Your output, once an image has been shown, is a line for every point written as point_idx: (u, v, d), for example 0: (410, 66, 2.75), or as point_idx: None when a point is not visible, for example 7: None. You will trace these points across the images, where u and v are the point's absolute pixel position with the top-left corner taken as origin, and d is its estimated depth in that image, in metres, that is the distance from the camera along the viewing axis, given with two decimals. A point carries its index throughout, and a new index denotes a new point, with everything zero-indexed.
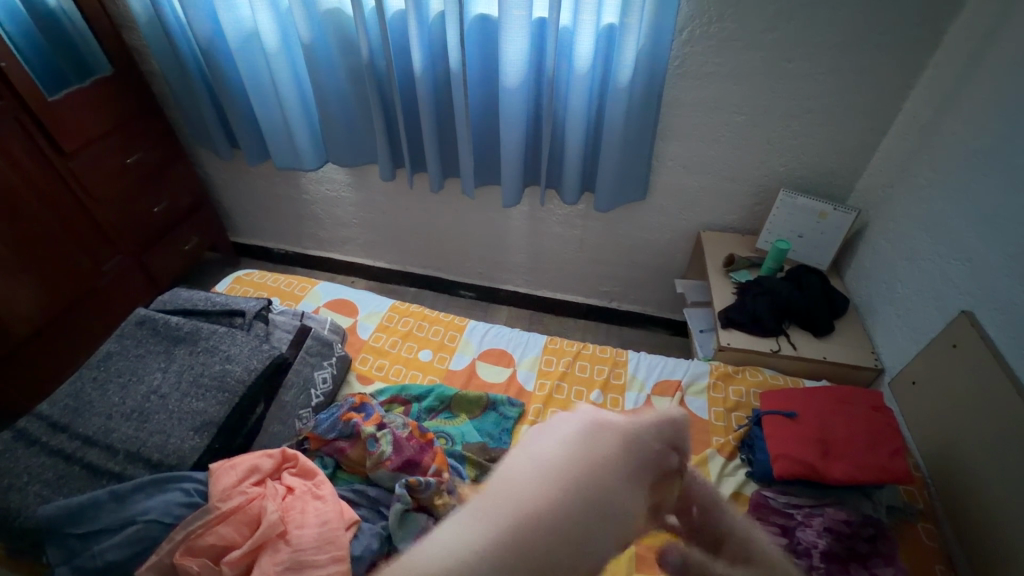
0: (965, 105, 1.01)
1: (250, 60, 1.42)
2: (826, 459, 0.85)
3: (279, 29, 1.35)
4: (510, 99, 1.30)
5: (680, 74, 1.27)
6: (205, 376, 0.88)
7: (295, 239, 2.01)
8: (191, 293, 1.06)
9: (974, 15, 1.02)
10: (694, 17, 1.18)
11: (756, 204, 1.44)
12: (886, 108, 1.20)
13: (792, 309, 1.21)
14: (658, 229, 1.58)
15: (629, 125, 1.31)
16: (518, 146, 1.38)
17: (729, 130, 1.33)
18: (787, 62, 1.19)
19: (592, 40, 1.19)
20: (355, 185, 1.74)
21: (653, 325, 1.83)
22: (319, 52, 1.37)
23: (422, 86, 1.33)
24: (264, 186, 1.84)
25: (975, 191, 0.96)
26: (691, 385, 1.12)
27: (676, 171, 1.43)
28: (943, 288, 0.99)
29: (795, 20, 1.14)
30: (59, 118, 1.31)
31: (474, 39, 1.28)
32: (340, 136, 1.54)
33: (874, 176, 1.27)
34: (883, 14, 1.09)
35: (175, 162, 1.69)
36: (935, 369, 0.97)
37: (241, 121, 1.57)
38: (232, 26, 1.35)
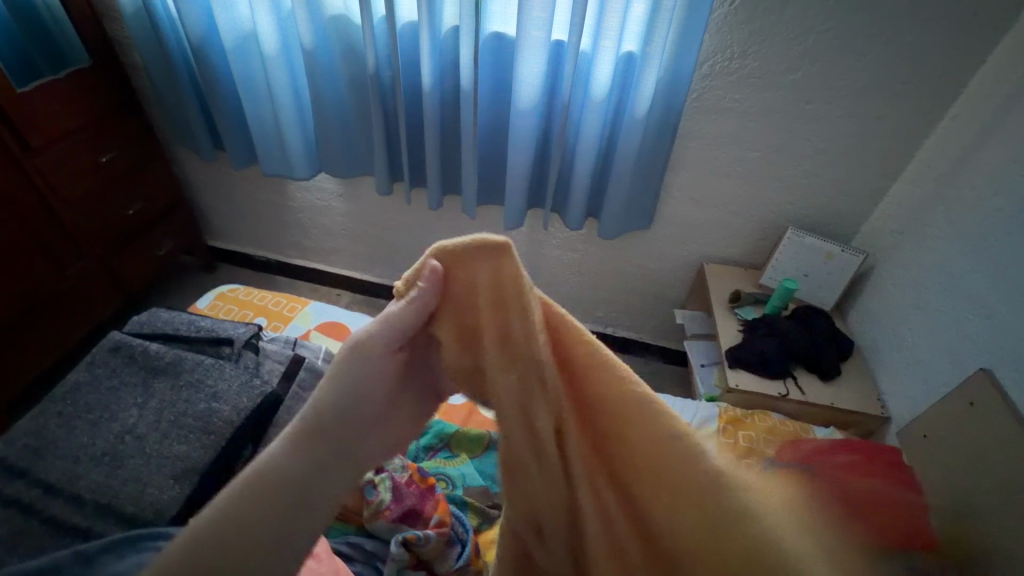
0: (983, 160, 1.02)
1: (246, 62, 1.33)
2: None
3: (280, 32, 1.27)
4: (522, 122, 1.25)
5: (697, 107, 1.25)
6: (188, 416, 0.80)
7: (277, 247, 1.91)
8: (172, 316, 0.97)
9: (996, 73, 1.02)
10: (715, 52, 1.17)
11: (760, 239, 1.42)
12: (898, 154, 1.20)
13: (801, 352, 1.19)
14: (659, 258, 1.55)
15: (642, 155, 1.28)
16: (526, 168, 1.33)
17: (742, 165, 1.31)
18: (804, 103, 1.19)
19: (611, 68, 1.15)
20: (347, 196, 1.66)
21: (647, 352, 1.80)
22: (321, 59, 1.30)
23: (429, 102, 1.27)
24: (250, 191, 1.74)
25: (993, 248, 0.95)
26: (700, 429, 1.10)
27: (683, 202, 1.41)
28: (958, 342, 0.99)
29: (816, 62, 1.13)
30: (28, 110, 1.19)
31: (488, 58, 1.23)
32: (336, 146, 1.46)
33: (881, 220, 1.28)
34: (903, 64, 1.09)
35: (153, 161, 1.58)
36: (947, 425, 0.96)
37: (230, 124, 1.48)
38: (227, 26, 1.26)
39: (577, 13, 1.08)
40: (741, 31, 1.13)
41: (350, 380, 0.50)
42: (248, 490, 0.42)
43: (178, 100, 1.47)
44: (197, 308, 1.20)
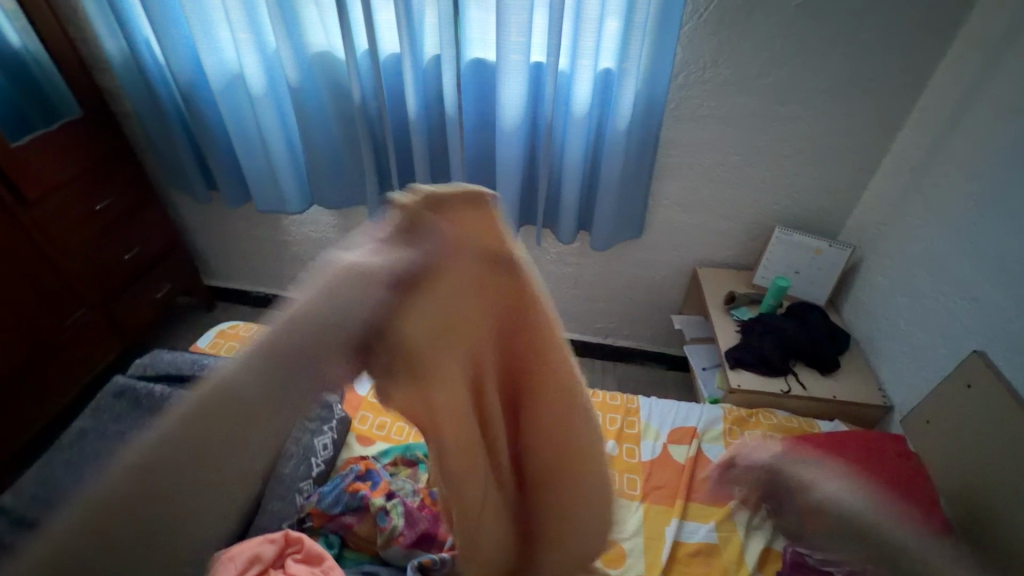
0: (955, 147, 1.05)
1: (233, 103, 1.36)
2: None
3: (266, 72, 1.31)
4: (507, 142, 1.28)
5: (676, 116, 1.28)
6: None
7: (274, 282, 1.92)
8: (174, 356, 0.96)
9: (958, 64, 1.06)
10: (690, 62, 1.20)
11: (750, 240, 1.45)
12: (874, 149, 1.24)
13: (799, 348, 1.20)
14: (653, 266, 1.57)
15: (627, 166, 1.31)
16: (515, 186, 1.36)
17: (725, 170, 1.35)
18: (779, 105, 1.22)
19: (589, 85, 1.19)
20: (341, 227, 1.68)
21: (650, 360, 1.81)
22: (307, 94, 1.33)
23: (416, 130, 1.30)
24: (244, 228, 1.76)
25: (974, 230, 0.98)
26: (706, 432, 1.12)
27: (671, 209, 1.44)
28: (948, 325, 1.01)
29: (786, 66, 1.17)
30: (24, 165, 1.22)
31: (470, 83, 1.26)
32: (327, 179, 1.49)
33: (865, 213, 1.30)
34: (869, 62, 1.13)
35: (148, 206, 1.60)
36: (949, 411, 0.96)
37: (221, 164, 1.50)
38: (215, 69, 1.30)
39: (553, 33, 1.12)
40: (711, 41, 1.17)
41: (344, 303, 0.35)
42: (200, 416, 0.30)
43: (169, 143, 1.49)
44: (199, 347, 1.21)
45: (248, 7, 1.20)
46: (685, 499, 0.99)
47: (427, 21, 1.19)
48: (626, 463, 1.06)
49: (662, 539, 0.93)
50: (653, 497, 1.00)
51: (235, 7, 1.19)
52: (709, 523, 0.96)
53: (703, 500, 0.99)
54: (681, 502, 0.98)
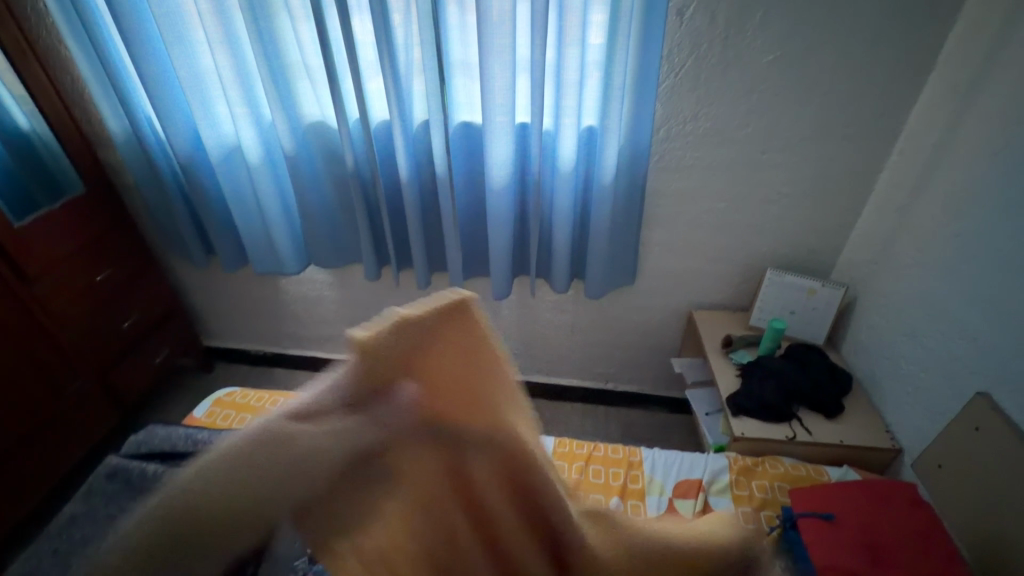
0: (937, 188, 1.06)
1: (231, 172, 1.41)
2: (877, 568, 0.80)
3: (262, 142, 1.36)
4: (496, 199, 1.30)
5: (661, 167, 1.32)
6: None
7: (273, 340, 1.93)
8: (169, 431, 0.96)
9: (929, 109, 1.10)
10: (670, 117, 1.24)
11: (744, 282, 1.46)
12: (858, 190, 1.26)
13: (800, 392, 1.19)
14: (649, 310, 1.57)
15: (616, 216, 1.34)
16: (507, 240, 1.38)
17: (712, 216, 1.37)
18: (760, 153, 1.26)
19: (574, 142, 1.23)
20: (337, 285, 1.70)
21: (652, 404, 1.78)
22: (302, 161, 1.37)
23: (408, 190, 1.34)
24: (242, 290, 1.78)
25: (965, 270, 0.98)
26: (713, 484, 1.08)
27: (662, 255, 1.46)
28: (949, 366, 1.00)
29: (764, 117, 1.21)
30: (27, 243, 1.25)
31: (459, 145, 1.31)
32: (323, 240, 1.52)
33: (855, 252, 1.32)
34: (844, 110, 1.17)
35: (147, 273, 1.62)
36: (960, 455, 0.94)
37: (220, 230, 1.54)
38: (213, 142, 1.35)
39: (536, 97, 1.17)
40: (689, 97, 1.21)
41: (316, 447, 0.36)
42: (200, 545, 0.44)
43: (169, 212, 1.53)
44: (195, 416, 1.20)
45: (244, 84, 1.26)
46: None
47: (415, 90, 1.24)
48: None
49: None
50: None
51: (232, 85, 1.25)
52: None
53: None
54: None
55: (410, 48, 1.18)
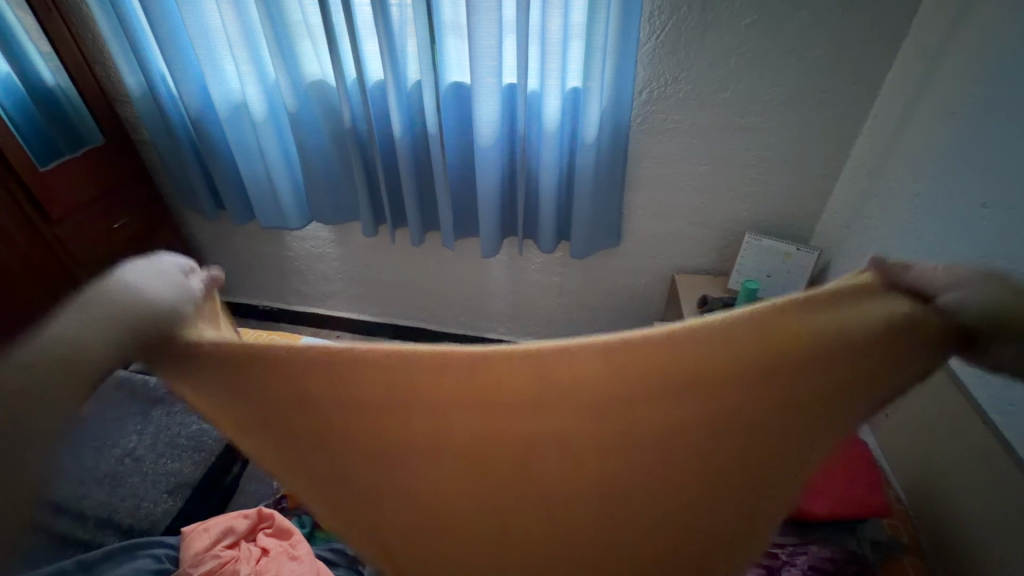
0: (905, 149, 1.09)
1: (238, 127, 1.50)
2: (806, 495, 0.85)
3: (266, 100, 1.44)
4: (484, 158, 1.37)
5: (644, 130, 1.36)
6: (181, 437, 0.90)
7: (279, 295, 2.04)
8: None
9: (903, 71, 1.12)
10: (652, 80, 1.29)
11: (725, 246, 1.50)
12: (835, 155, 1.29)
13: None
14: (633, 273, 1.63)
15: (599, 178, 1.39)
16: (494, 199, 1.44)
17: (694, 180, 1.41)
18: (739, 117, 1.29)
19: (558, 103, 1.28)
20: (338, 242, 1.80)
21: None
22: (303, 118, 1.45)
23: (401, 148, 1.41)
24: (251, 245, 1.89)
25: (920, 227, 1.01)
26: None
27: (645, 218, 1.51)
28: None
29: (742, 82, 1.24)
30: (50, 186, 1.35)
31: (450, 105, 1.37)
32: (324, 196, 1.60)
33: (831, 217, 1.35)
34: (820, 75, 1.20)
35: (160, 223, 1.73)
36: (904, 402, 0.98)
37: (228, 184, 1.64)
38: (221, 98, 1.43)
39: (520, 57, 1.22)
40: (669, 60, 1.25)
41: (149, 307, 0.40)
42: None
43: (181, 166, 1.63)
44: None
45: (250, 44, 1.35)
46: None
47: (408, 50, 1.31)
48: None
49: None
50: None
51: (238, 44, 1.33)
52: None
53: None
54: None
55: (403, 9, 1.24)
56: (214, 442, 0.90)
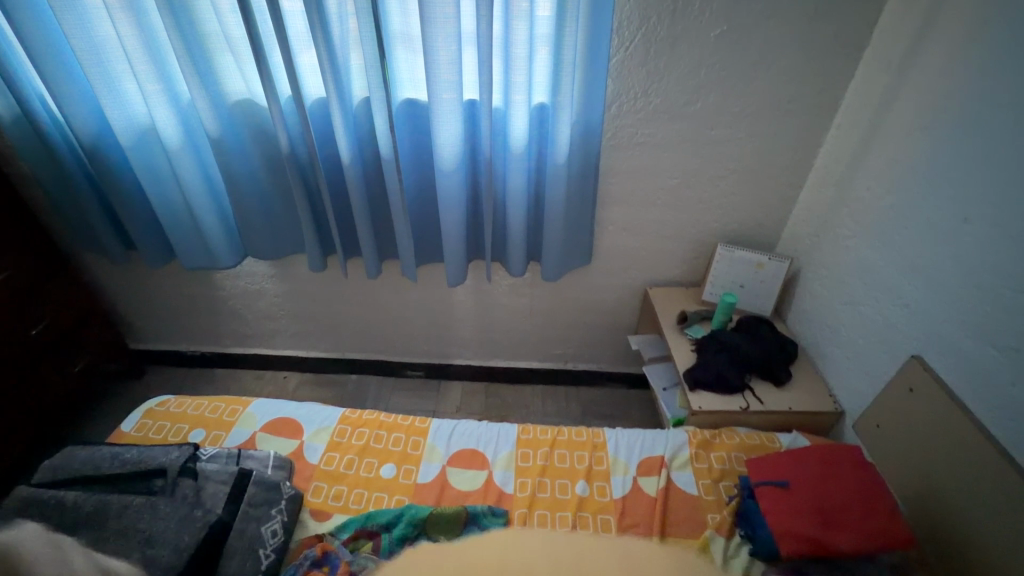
0: (875, 161, 1.10)
1: (146, 155, 1.26)
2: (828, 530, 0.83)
3: (181, 122, 1.21)
4: (446, 182, 1.25)
5: (613, 144, 1.30)
6: (119, 570, 0.70)
7: (212, 338, 1.80)
8: (93, 453, 0.87)
9: (866, 82, 1.13)
10: (621, 93, 1.22)
11: (695, 257, 1.49)
12: (800, 164, 1.31)
13: (753, 364, 1.22)
14: (606, 290, 1.58)
15: (570, 197, 1.31)
16: (458, 225, 1.33)
17: (665, 192, 1.37)
18: (708, 129, 1.26)
19: (525, 120, 1.18)
20: (279, 277, 1.60)
21: (611, 381, 1.81)
22: (229, 143, 1.24)
23: (352, 174, 1.25)
24: (173, 286, 1.64)
25: (901, 239, 1.02)
26: (674, 459, 1.08)
27: (617, 234, 1.45)
28: (887, 331, 1.04)
29: (713, 93, 1.21)
30: None
31: (404, 124, 1.24)
32: (260, 229, 1.41)
33: (798, 225, 1.37)
34: (788, 86, 1.19)
35: (59, 272, 1.43)
36: (897, 413, 0.99)
37: (139, 220, 1.40)
38: (122, 124, 1.20)
39: (484, 72, 1.10)
40: (638, 72, 1.19)
41: None
42: None
43: (76, 204, 1.36)
44: (123, 429, 1.09)
45: (156, 58, 1.12)
46: (662, 533, 0.95)
47: (353, 64, 1.15)
48: (598, 503, 1.01)
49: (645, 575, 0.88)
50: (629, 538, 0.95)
51: (139, 58, 1.10)
52: (688, 556, 0.91)
53: (682, 532, 0.96)
54: (658, 537, 0.94)
55: (344, 19, 1.08)
56: (166, 569, 0.70)
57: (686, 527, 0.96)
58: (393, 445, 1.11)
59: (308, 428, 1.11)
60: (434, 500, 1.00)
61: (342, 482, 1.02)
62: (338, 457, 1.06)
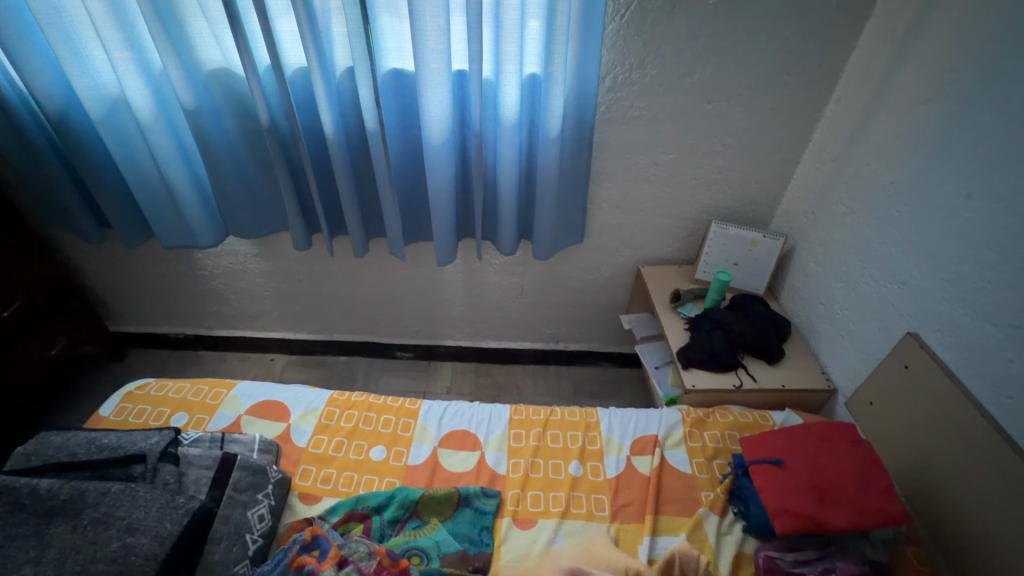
0: (874, 136, 1.08)
1: (117, 128, 1.19)
2: (824, 506, 0.83)
3: (154, 93, 1.15)
4: (434, 158, 1.20)
5: (607, 118, 1.26)
6: (98, 561, 0.67)
7: (195, 320, 1.75)
8: (67, 439, 0.83)
9: (867, 54, 1.10)
10: (617, 65, 1.18)
11: (689, 235, 1.47)
12: (797, 139, 1.28)
13: (746, 343, 1.21)
14: (598, 268, 1.56)
15: (563, 173, 1.27)
16: (448, 203, 1.29)
17: (660, 168, 1.34)
18: (706, 102, 1.22)
19: (517, 92, 1.14)
20: (262, 256, 1.55)
21: (602, 360, 1.80)
22: (206, 115, 1.18)
23: (337, 149, 1.20)
24: (152, 266, 1.58)
25: (899, 216, 1.01)
26: (668, 438, 1.07)
27: (610, 212, 1.42)
28: (883, 308, 1.03)
29: (711, 65, 1.17)
30: None
31: (391, 97, 1.18)
32: (241, 207, 1.36)
33: (793, 201, 1.35)
34: (788, 56, 1.15)
35: (29, 251, 1.37)
36: (891, 389, 0.99)
37: (113, 197, 1.34)
38: (90, 95, 1.13)
39: (473, 41, 1.05)
40: (634, 43, 1.14)
41: None
42: None
43: (45, 180, 1.30)
44: (101, 414, 1.05)
45: (124, 23, 1.05)
46: (655, 512, 0.94)
47: (334, 32, 1.09)
48: (592, 482, 1.00)
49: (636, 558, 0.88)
50: (621, 517, 0.94)
51: (105, 24, 1.03)
52: (681, 534, 0.91)
53: (674, 510, 0.95)
54: (651, 516, 0.93)
55: None
56: (146, 560, 0.68)
57: (679, 505, 0.96)
58: (382, 426, 1.09)
59: (294, 412, 1.09)
60: (426, 482, 0.99)
61: (332, 465, 1.00)
62: (327, 440, 1.04)
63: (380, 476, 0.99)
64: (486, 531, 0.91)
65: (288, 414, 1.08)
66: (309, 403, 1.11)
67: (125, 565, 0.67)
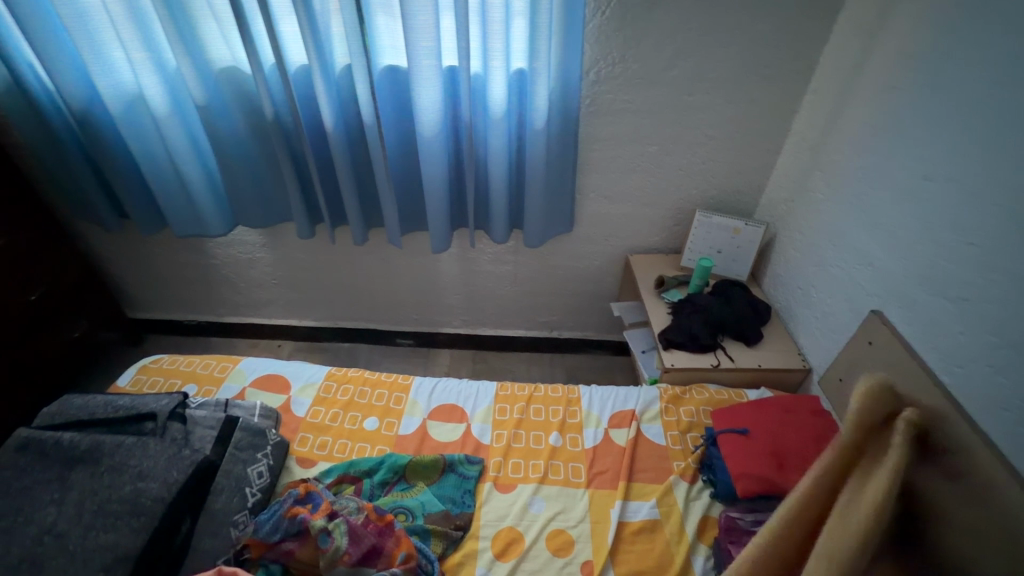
0: (846, 124, 1.12)
1: (135, 123, 1.29)
2: (783, 470, 0.88)
3: (169, 91, 1.24)
4: (427, 149, 1.27)
5: (593, 111, 1.32)
6: (113, 501, 0.76)
7: (207, 307, 1.85)
8: (88, 401, 0.92)
9: (839, 47, 1.15)
10: (601, 59, 1.24)
11: (675, 225, 1.52)
12: (776, 130, 1.33)
13: (725, 325, 1.26)
14: (588, 258, 1.62)
15: (551, 163, 1.33)
16: (441, 192, 1.36)
17: (645, 159, 1.39)
18: (686, 95, 1.28)
19: (503, 85, 1.20)
20: (270, 245, 1.64)
21: (595, 348, 1.86)
22: (216, 111, 1.27)
23: (336, 140, 1.28)
24: (168, 255, 1.68)
25: (867, 201, 1.05)
26: (645, 413, 1.13)
27: (599, 201, 1.48)
28: (852, 289, 1.08)
29: (690, 59, 1.22)
30: None
31: (386, 91, 1.25)
32: (250, 198, 1.45)
33: (775, 191, 1.39)
34: (764, 50, 1.20)
35: (54, 240, 1.47)
36: (858, 365, 1.03)
37: (131, 188, 1.44)
38: (111, 92, 1.22)
39: (461, 38, 1.12)
40: (616, 38, 1.20)
41: None
42: None
43: (69, 173, 1.40)
44: (120, 384, 1.14)
45: (141, 25, 1.14)
46: (628, 479, 1.00)
47: (333, 30, 1.16)
48: (571, 452, 1.06)
49: (606, 519, 0.94)
50: (596, 484, 1.00)
51: (124, 26, 1.12)
52: (651, 499, 0.96)
53: (647, 478, 1.01)
54: (624, 483, 0.99)
55: None
56: (156, 502, 0.76)
57: (651, 474, 1.01)
58: (376, 400, 1.16)
59: (295, 385, 1.17)
60: (414, 450, 1.06)
61: (328, 433, 1.08)
62: (324, 411, 1.11)
63: (372, 444, 1.07)
64: (468, 494, 0.98)
65: (289, 387, 1.16)
66: (308, 378, 1.19)
67: (137, 506, 0.75)
